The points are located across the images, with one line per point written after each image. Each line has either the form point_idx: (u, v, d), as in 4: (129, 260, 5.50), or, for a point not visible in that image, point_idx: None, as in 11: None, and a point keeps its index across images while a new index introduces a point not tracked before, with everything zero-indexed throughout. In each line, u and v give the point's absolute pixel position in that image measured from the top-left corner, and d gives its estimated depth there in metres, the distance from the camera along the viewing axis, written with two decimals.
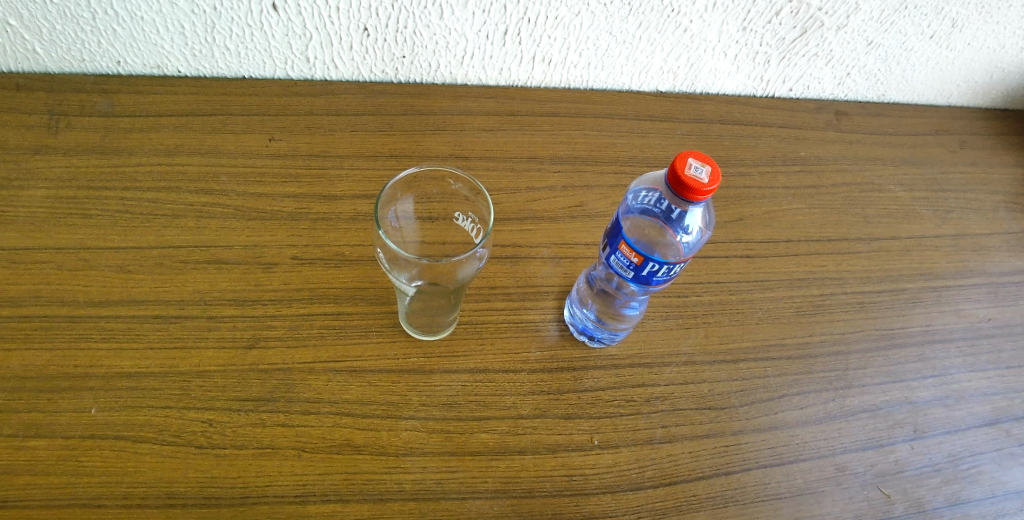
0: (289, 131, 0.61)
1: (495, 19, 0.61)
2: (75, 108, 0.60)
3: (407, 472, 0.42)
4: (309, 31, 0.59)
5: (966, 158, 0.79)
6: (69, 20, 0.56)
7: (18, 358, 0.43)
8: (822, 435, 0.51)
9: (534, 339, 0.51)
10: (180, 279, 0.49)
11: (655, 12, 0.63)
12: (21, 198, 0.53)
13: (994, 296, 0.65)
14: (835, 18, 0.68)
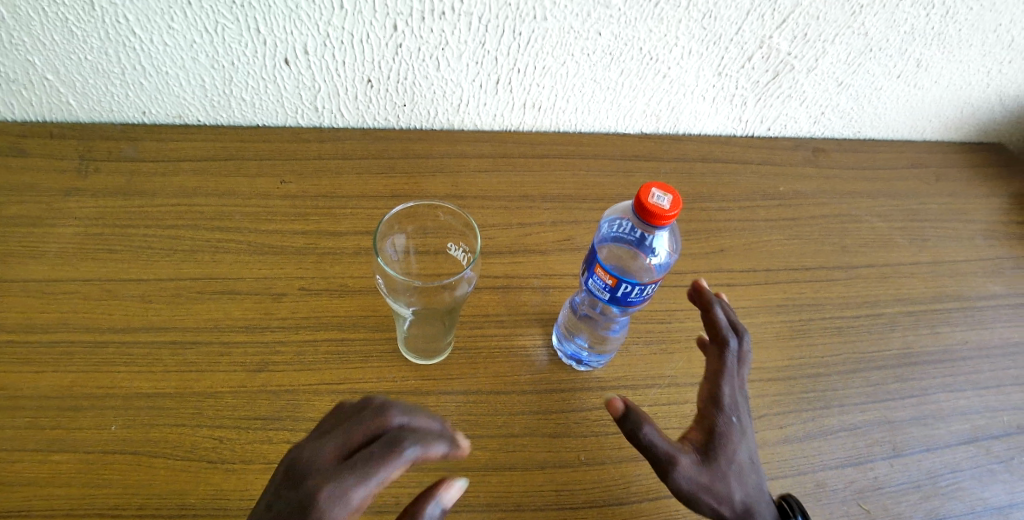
0: (299, 173, 0.66)
1: (488, 70, 0.67)
2: (103, 154, 0.65)
3: (404, 486, 0.45)
4: (317, 83, 0.65)
5: (938, 189, 0.83)
6: (101, 76, 0.62)
7: (44, 379, 0.47)
8: (802, 453, 0.53)
9: (525, 363, 0.54)
10: (196, 308, 0.53)
11: (635, 60, 0.69)
12: (53, 235, 0.58)
13: (969, 319, 0.68)
14: (805, 61, 0.73)
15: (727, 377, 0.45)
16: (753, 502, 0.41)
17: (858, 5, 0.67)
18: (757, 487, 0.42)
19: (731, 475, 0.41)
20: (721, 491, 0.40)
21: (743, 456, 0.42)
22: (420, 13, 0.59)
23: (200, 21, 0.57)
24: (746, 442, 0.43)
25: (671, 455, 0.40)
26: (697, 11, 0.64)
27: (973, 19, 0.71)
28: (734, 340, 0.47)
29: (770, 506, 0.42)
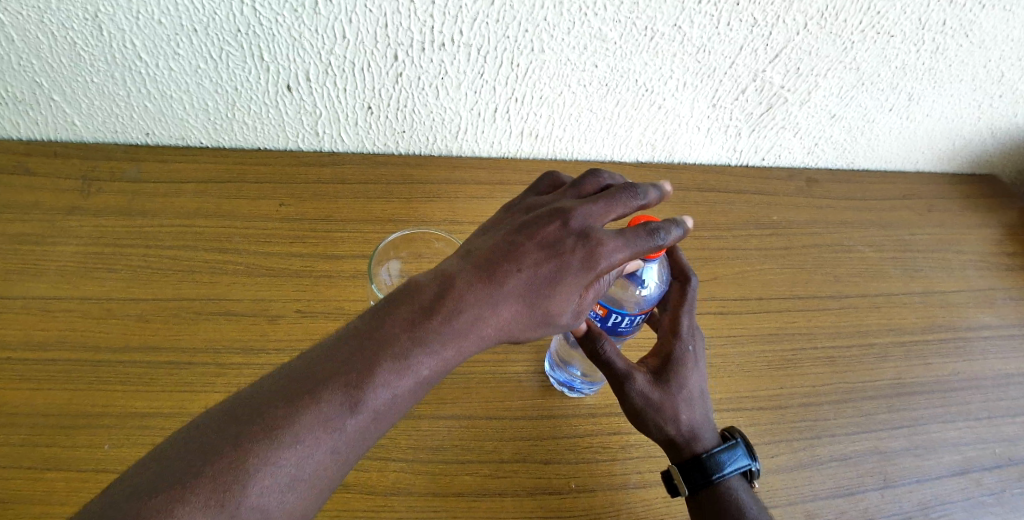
0: (299, 196, 0.68)
1: (486, 99, 0.68)
2: (107, 174, 0.67)
3: (393, 511, 0.45)
4: (319, 109, 0.67)
5: (930, 220, 0.84)
6: (107, 98, 0.63)
7: (38, 397, 0.47)
8: (793, 483, 0.53)
9: (518, 389, 0.54)
10: (193, 328, 0.54)
11: (630, 92, 0.70)
12: (54, 253, 0.58)
13: (961, 350, 0.68)
14: (798, 94, 0.75)
15: (686, 310, 0.46)
16: (698, 426, 0.44)
17: (849, 41, 0.69)
18: (705, 414, 0.44)
19: (679, 399, 0.43)
20: (668, 410, 0.43)
21: (693, 382, 0.44)
22: (421, 43, 0.61)
23: (205, 48, 0.59)
24: (699, 372, 0.45)
25: (626, 372, 0.42)
26: (691, 46, 0.66)
27: (962, 56, 0.73)
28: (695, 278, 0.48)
29: (715, 433, 0.45)
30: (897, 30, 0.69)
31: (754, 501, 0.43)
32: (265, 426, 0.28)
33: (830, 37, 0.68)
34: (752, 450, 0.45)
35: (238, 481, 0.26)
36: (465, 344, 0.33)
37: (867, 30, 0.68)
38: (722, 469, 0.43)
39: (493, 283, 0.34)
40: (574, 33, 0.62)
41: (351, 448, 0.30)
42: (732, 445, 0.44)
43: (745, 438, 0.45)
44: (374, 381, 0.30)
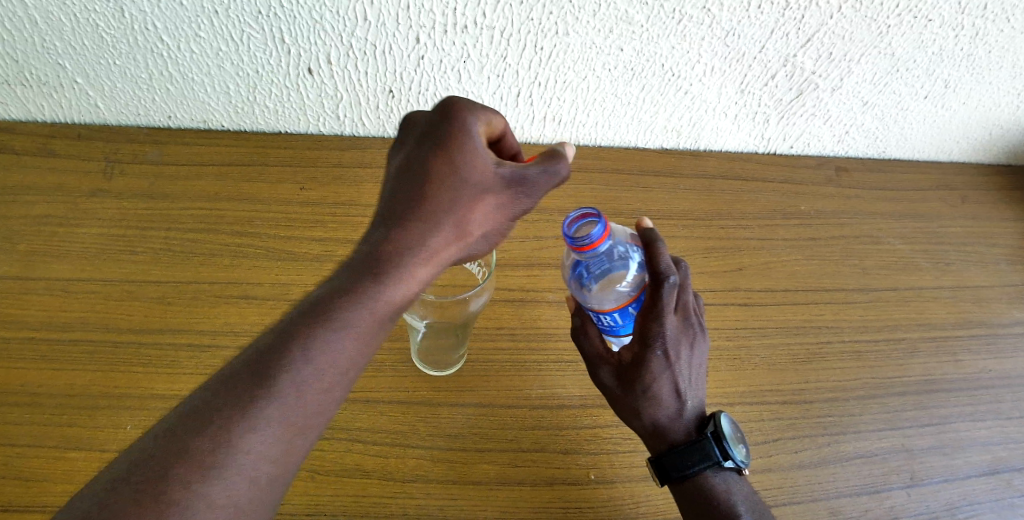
0: (319, 181, 0.67)
1: (509, 83, 0.67)
2: (128, 156, 0.67)
3: (412, 497, 0.45)
4: (340, 93, 0.66)
5: (964, 212, 0.81)
6: (129, 80, 0.63)
7: (63, 377, 0.48)
8: (816, 479, 0.52)
9: (537, 377, 0.54)
10: (214, 311, 0.54)
11: (656, 77, 0.69)
12: (77, 235, 0.59)
13: (994, 347, 0.66)
14: (830, 80, 0.72)
15: (659, 313, 0.40)
16: (668, 424, 0.42)
17: (886, 26, 0.66)
18: (678, 412, 0.42)
19: (644, 400, 0.42)
20: (636, 409, 0.42)
21: (661, 386, 0.41)
22: (443, 26, 0.60)
23: (226, 29, 0.58)
24: (670, 376, 0.41)
25: (597, 360, 0.44)
26: (720, 29, 0.64)
27: (1004, 41, 0.69)
28: (671, 275, 0.40)
29: (690, 429, 0.43)
30: (936, 14, 0.65)
31: (731, 494, 0.41)
32: (187, 426, 0.25)
33: (866, 20, 0.65)
34: (728, 442, 0.41)
35: (165, 479, 0.23)
36: (385, 259, 0.31)
37: (904, 13, 0.65)
38: (690, 468, 0.41)
39: (397, 199, 0.33)
40: (600, 16, 0.61)
41: (295, 417, 0.27)
42: (702, 442, 0.41)
43: (721, 430, 0.41)
44: (306, 339, 0.28)
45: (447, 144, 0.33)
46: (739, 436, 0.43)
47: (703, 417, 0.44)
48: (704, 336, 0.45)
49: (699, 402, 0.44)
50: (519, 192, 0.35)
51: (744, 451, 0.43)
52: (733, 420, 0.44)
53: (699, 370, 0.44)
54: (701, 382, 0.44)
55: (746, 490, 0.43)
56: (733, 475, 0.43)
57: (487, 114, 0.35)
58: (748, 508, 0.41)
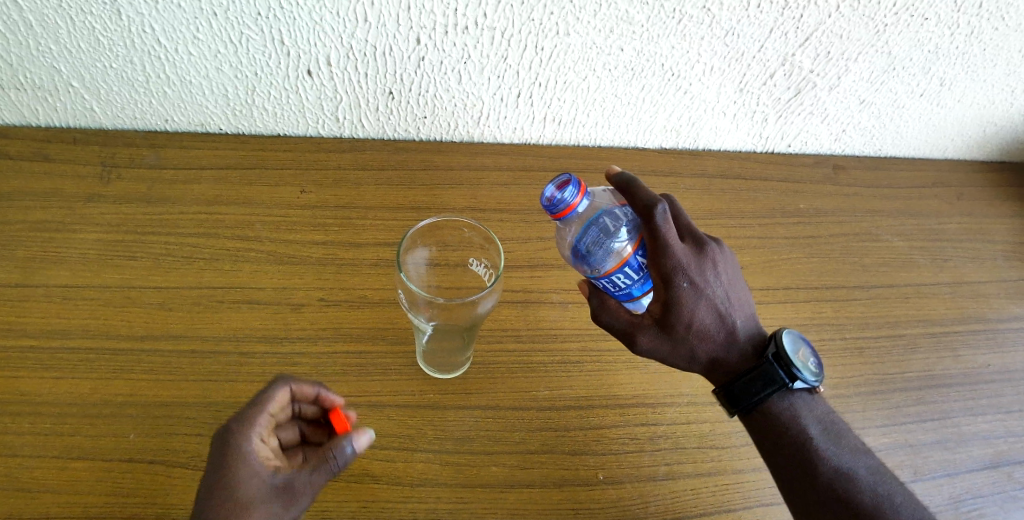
0: (319, 184, 0.67)
1: (510, 84, 0.67)
2: (125, 160, 0.66)
3: (422, 501, 0.44)
4: (339, 95, 0.66)
5: (960, 209, 0.82)
6: (125, 83, 0.63)
7: (63, 386, 0.47)
8: None
9: (544, 378, 0.54)
10: (216, 317, 0.54)
11: (656, 76, 0.69)
12: (74, 241, 0.58)
13: (992, 342, 0.67)
14: (828, 79, 0.73)
15: (664, 250, 0.42)
16: (722, 355, 0.46)
17: (882, 24, 0.67)
18: (727, 337, 0.46)
19: (694, 337, 0.44)
20: (688, 349, 0.45)
21: (701, 318, 0.44)
22: (443, 27, 0.59)
23: (224, 32, 0.58)
24: (703, 301, 0.44)
25: (627, 331, 0.45)
26: (719, 29, 0.64)
27: (998, 39, 0.70)
28: (658, 205, 0.42)
29: (745, 353, 0.46)
30: (932, 13, 0.66)
31: (801, 418, 0.45)
32: None
33: (864, 19, 0.66)
34: (796, 366, 0.44)
35: None
36: None
37: (901, 12, 0.66)
38: (756, 395, 0.44)
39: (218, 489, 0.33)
40: (600, 16, 0.61)
41: None
42: (767, 367, 0.44)
43: (787, 353, 0.44)
44: None
45: (223, 446, 0.35)
46: (804, 354, 0.46)
47: (750, 335, 0.47)
48: (721, 255, 0.47)
49: (743, 321, 0.47)
50: (289, 498, 0.34)
51: (811, 369, 0.45)
52: (794, 339, 0.47)
53: (729, 290, 0.46)
54: (736, 298, 0.47)
55: (817, 408, 0.46)
56: (801, 394, 0.46)
57: (268, 404, 0.39)
58: (818, 425, 0.45)
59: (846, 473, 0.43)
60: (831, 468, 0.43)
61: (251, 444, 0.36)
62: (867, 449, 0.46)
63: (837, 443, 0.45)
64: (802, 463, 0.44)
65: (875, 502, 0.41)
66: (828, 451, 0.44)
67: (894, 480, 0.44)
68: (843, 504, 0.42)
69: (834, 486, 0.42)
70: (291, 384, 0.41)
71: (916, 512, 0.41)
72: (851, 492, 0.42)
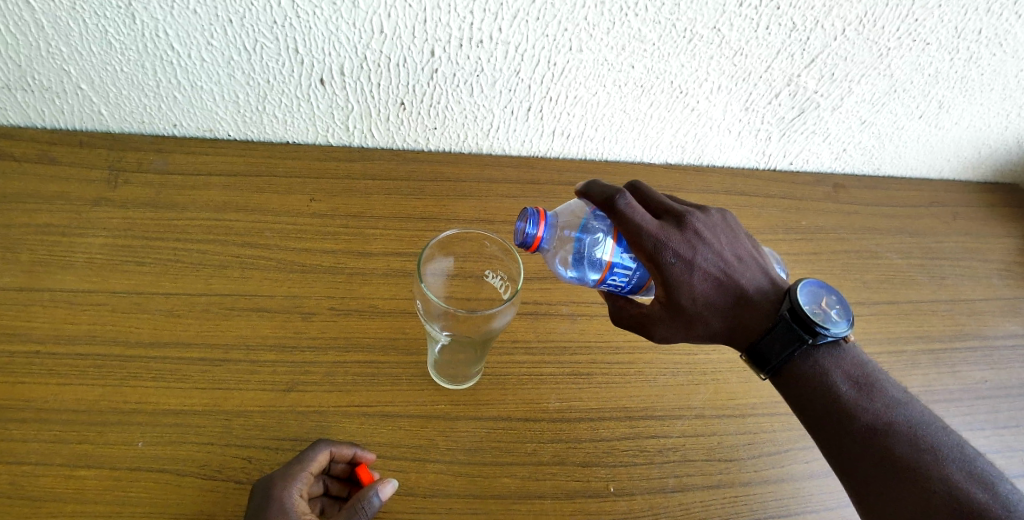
0: (329, 193, 0.67)
1: (520, 97, 0.68)
2: (133, 165, 0.66)
3: (435, 512, 0.44)
4: (351, 104, 0.66)
5: (957, 228, 0.83)
6: (135, 87, 0.62)
7: (70, 392, 0.46)
8: (828, 489, 0.50)
9: (554, 390, 0.54)
10: (226, 324, 0.53)
11: (665, 93, 0.70)
12: (81, 245, 0.57)
13: (989, 358, 0.68)
14: (831, 100, 0.74)
15: (638, 233, 0.40)
16: (736, 320, 0.44)
17: (886, 48, 0.69)
18: (737, 299, 0.43)
19: (704, 308, 0.43)
20: (702, 321, 0.43)
21: (700, 287, 0.42)
22: (458, 40, 0.60)
23: (240, 39, 0.58)
24: (698, 272, 0.42)
25: (645, 322, 0.44)
26: (728, 49, 0.66)
27: (995, 65, 0.73)
28: (619, 198, 0.41)
29: (761, 312, 0.43)
30: (933, 38, 0.69)
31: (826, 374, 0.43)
32: None
33: (867, 43, 0.68)
34: (812, 320, 0.41)
35: None
36: None
37: (904, 37, 0.68)
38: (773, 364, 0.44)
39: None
40: (613, 34, 0.62)
41: None
42: (781, 324, 0.42)
43: (801, 307, 0.41)
44: None
45: (266, 503, 0.37)
46: (820, 305, 0.43)
47: (760, 292, 0.44)
48: (705, 218, 0.44)
49: (748, 280, 0.44)
50: None
51: (831, 320, 0.42)
52: (810, 289, 0.44)
53: (723, 252, 0.43)
54: (734, 258, 0.44)
55: (849, 361, 0.43)
56: (827, 348, 0.44)
57: (309, 462, 0.41)
58: (850, 381, 0.42)
59: (883, 428, 0.40)
60: (866, 425, 0.40)
61: (288, 499, 0.38)
62: (911, 399, 0.42)
63: (870, 397, 0.42)
64: (833, 423, 0.42)
65: (918, 457, 0.38)
66: (860, 404, 0.41)
67: (940, 431, 0.40)
68: (881, 463, 0.39)
69: (869, 444, 0.40)
70: (332, 445, 0.43)
71: (965, 465, 0.38)
72: (889, 449, 0.39)
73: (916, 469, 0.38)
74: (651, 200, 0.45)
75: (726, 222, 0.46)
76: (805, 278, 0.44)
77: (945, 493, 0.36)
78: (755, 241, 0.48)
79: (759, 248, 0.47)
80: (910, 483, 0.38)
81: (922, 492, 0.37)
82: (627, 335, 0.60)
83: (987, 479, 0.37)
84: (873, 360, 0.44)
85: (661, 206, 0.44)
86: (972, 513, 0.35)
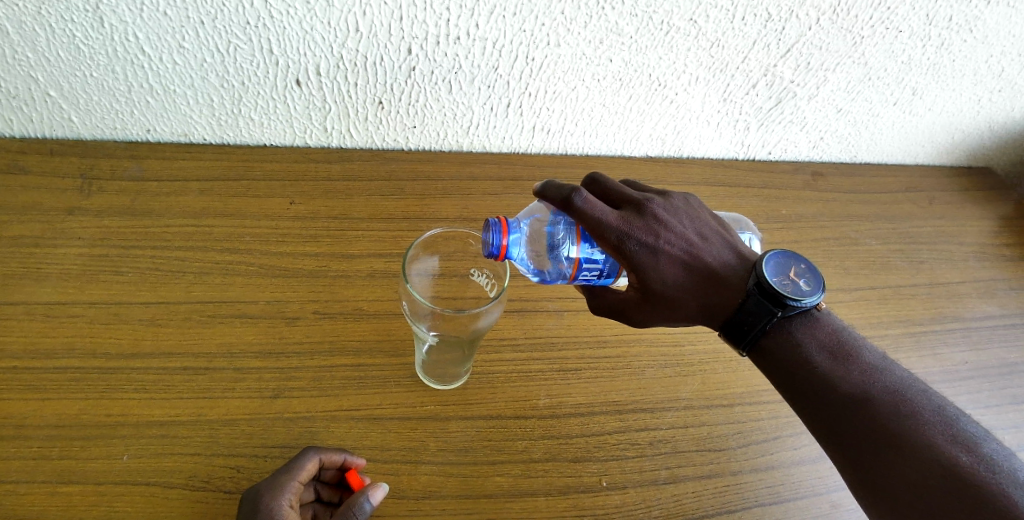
0: (309, 195, 0.66)
1: (500, 93, 0.67)
2: (107, 172, 0.64)
3: (427, 514, 0.44)
4: (328, 104, 0.65)
5: (933, 213, 0.85)
6: (106, 93, 0.61)
7: (50, 408, 0.45)
8: (815, 474, 0.51)
9: (543, 387, 0.54)
10: (208, 332, 0.52)
11: (643, 86, 0.70)
12: (55, 257, 0.56)
13: (970, 340, 0.68)
14: (807, 89, 0.75)
15: (598, 227, 0.40)
16: (708, 299, 0.42)
17: (859, 36, 0.70)
18: (707, 278, 0.42)
19: (677, 291, 0.42)
20: (676, 304, 0.42)
21: (668, 272, 0.41)
22: (435, 37, 0.60)
23: (212, 41, 0.57)
24: (665, 256, 0.41)
25: (622, 308, 0.43)
26: (705, 40, 0.66)
27: (966, 51, 0.74)
28: (575, 197, 0.40)
29: (731, 288, 0.42)
30: (905, 26, 0.70)
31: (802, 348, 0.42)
32: None
33: (841, 32, 0.69)
34: (780, 291, 0.39)
35: None
36: None
37: (877, 25, 0.69)
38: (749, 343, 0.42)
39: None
40: (591, 28, 0.62)
41: None
42: (750, 298, 0.41)
43: (767, 278, 0.40)
44: None
45: (255, 514, 0.37)
46: (788, 275, 0.41)
47: (730, 268, 0.43)
48: (665, 203, 0.44)
49: (717, 258, 0.43)
50: None
51: (800, 290, 0.41)
52: (778, 260, 0.42)
53: (686, 233, 0.43)
54: (700, 238, 0.43)
55: (823, 330, 0.42)
56: (800, 320, 0.43)
57: (297, 471, 0.40)
58: (825, 351, 0.42)
59: (863, 396, 0.39)
60: (845, 395, 0.39)
61: (277, 509, 0.37)
62: (889, 366, 0.41)
63: (847, 366, 0.41)
64: (813, 395, 0.41)
65: (899, 423, 0.37)
66: (838, 374, 0.40)
67: (920, 394, 0.39)
68: (864, 432, 0.38)
69: (850, 414, 0.39)
70: (320, 452, 0.43)
71: (948, 427, 0.37)
72: (869, 417, 0.38)
73: (898, 436, 0.37)
74: (611, 191, 0.45)
75: (687, 204, 0.46)
76: (772, 250, 0.43)
77: (929, 457, 0.35)
78: (721, 219, 0.47)
79: (725, 225, 0.46)
80: (895, 451, 0.37)
81: (906, 458, 0.36)
82: (614, 330, 0.60)
83: (969, 439, 0.36)
84: (849, 327, 0.44)
85: (621, 196, 0.44)
86: (958, 476, 0.34)
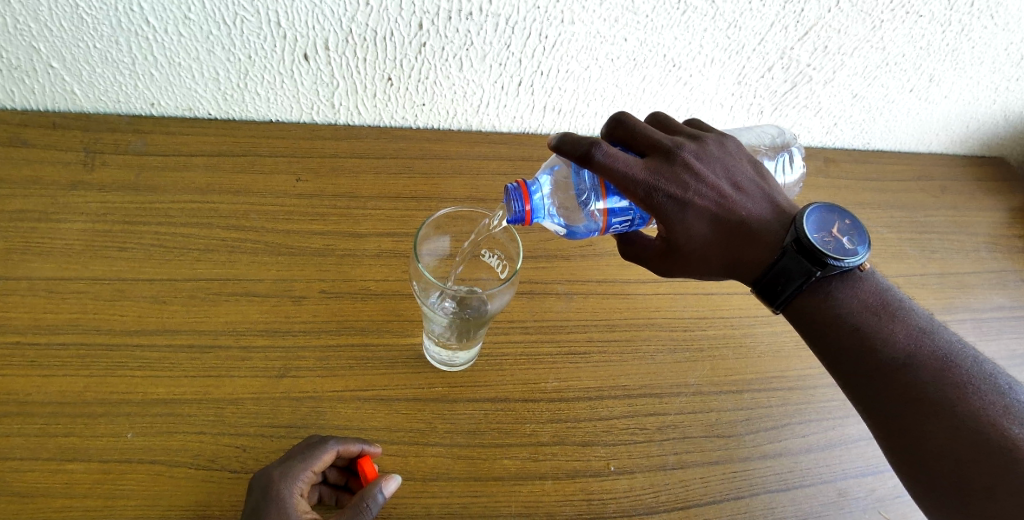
0: (315, 172, 0.65)
1: (511, 72, 0.66)
2: (110, 147, 0.63)
3: (434, 496, 0.44)
4: (336, 80, 0.64)
5: (947, 202, 0.83)
6: (109, 65, 0.59)
7: (54, 383, 0.45)
8: (824, 462, 0.51)
9: (552, 370, 0.53)
10: (214, 310, 0.52)
11: (658, 67, 0.69)
12: (57, 231, 0.55)
13: (979, 330, 0.67)
14: (823, 73, 0.74)
15: (624, 181, 0.38)
16: (740, 255, 0.41)
17: (879, 20, 0.68)
18: (740, 231, 0.41)
19: (706, 242, 0.41)
20: (704, 257, 0.42)
21: (697, 224, 0.40)
22: (447, 12, 0.58)
23: (219, 13, 0.55)
24: (695, 206, 0.40)
25: (646, 256, 0.44)
26: (723, 21, 0.64)
27: (986, 37, 0.73)
28: (596, 150, 0.38)
29: (766, 243, 0.41)
30: (926, 10, 0.68)
31: (840, 306, 0.41)
32: None
33: (861, 15, 0.67)
34: (818, 250, 0.38)
35: None
36: None
37: (897, 9, 0.67)
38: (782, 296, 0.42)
39: None
40: (606, 5, 0.60)
41: None
42: (786, 256, 0.40)
43: (807, 236, 0.38)
44: None
45: (267, 501, 0.36)
46: (829, 233, 0.40)
47: (765, 220, 0.41)
48: (695, 150, 0.42)
49: (753, 210, 0.41)
50: None
51: (841, 249, 0.39)
52: (818, 215, 0.41)
53: (719, 182, 0.41)
54: (734, 188, 0.42)
55: (865, 290, 0.41)
56: (840, 277, 0.41)
57: (313, 460, 0.39)
58: (869, 311, 0.40)
59: (906, 361, 0.38)
60: (887, 360, 0.39)
61: (289, 497, 0.37)
62: (936, 328, 0.40)
63: (892, 327, 0.40)
64: (852, 357, 0.40)
65: (944, 392, 0.37)
66: (883, 336, 0.39)
67: (969, 361, 0.38)
68: (904, 398, 0.38)
69: (893, 379, 0.38)
70: (337, 439, 0.42)
71: (998, 399, 0.36)
72: (913, 384, 0.38)
73: (940, 405, 0.36)
74: (636, 134, 0.42)
75: (720, 149, 0.43)
76: (813, 204, 0.41)
77: (972, 428, 0.35)
78: (759, 163, 0.45)
79: (762, 172, 0.44)
80: (938, 419, 0.36)
81: (947, 431, 0.36)
82: (623, 313, 0.59)
83: (1020, 414, 0.35)
84: (892, 286, 0.43)
85: (649, 141, 0.42)
86: (1003, 450, 0.34)
